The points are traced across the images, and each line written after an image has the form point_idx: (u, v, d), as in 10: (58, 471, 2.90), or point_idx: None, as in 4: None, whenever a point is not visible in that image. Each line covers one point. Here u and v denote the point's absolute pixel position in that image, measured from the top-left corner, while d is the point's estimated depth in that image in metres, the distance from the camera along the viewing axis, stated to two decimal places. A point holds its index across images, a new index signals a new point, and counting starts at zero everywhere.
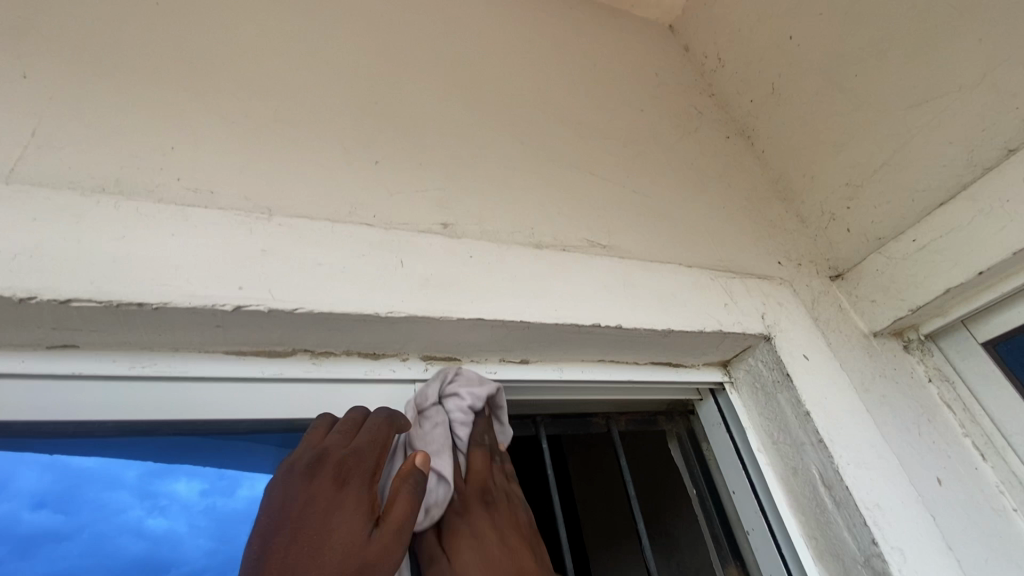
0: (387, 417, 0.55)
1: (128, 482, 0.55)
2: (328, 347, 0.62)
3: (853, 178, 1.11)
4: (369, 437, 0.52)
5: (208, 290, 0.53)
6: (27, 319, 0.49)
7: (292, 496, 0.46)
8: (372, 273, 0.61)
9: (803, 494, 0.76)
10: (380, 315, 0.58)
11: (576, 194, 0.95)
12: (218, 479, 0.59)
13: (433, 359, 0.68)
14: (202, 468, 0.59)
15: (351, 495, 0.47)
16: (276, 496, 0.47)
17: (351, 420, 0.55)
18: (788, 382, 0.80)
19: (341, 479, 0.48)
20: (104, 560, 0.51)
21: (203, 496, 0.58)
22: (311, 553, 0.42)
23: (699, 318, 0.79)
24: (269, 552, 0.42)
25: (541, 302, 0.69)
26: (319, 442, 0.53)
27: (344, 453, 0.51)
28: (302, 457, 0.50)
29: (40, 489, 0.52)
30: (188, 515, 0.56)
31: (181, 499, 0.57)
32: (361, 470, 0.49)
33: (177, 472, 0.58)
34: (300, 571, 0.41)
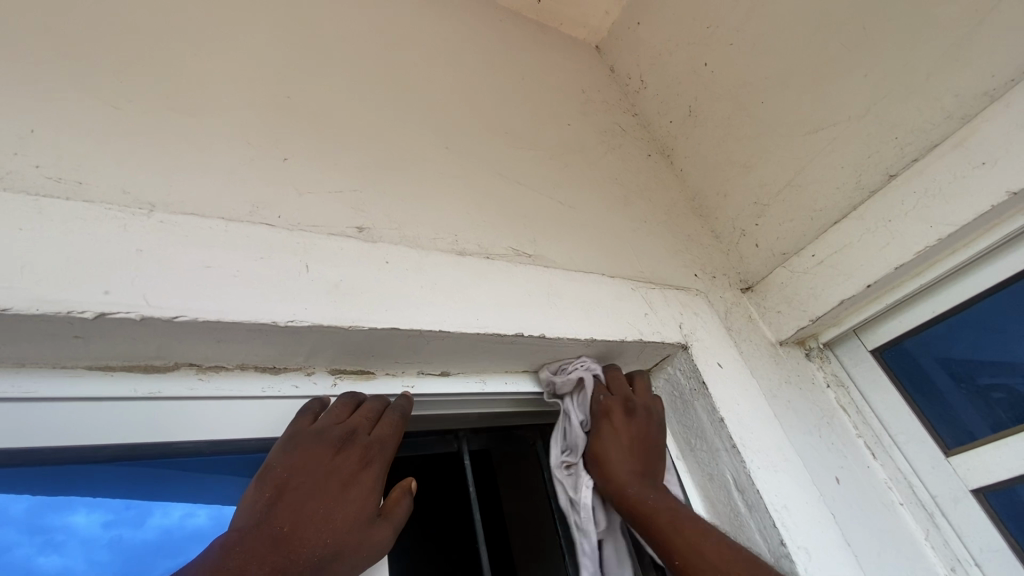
0: (402, 414, 0.61)
1: (11, 516, 0.46)
2: (218, 361, 0.55)
3: (760, 197, 1.19)
4: (391, 430, 0.59)
5: (64, 294, 0.45)
6: None
7: (318, 463, 0.52)
8: (271, 278, 0.55)
9: (718, 499, 0.77)
10: (278, 325, 0.53)
11: (501, 202, 0.93)
12: (125, 508, 0.51)
13: (343, 373, 0.63)
14: (106, 496, 0.51)
15: (370, 478, 0.55)
16: (306, 457, 0.52)
17: (372, 408, 0.59)
18: (703, 389, 0.82)
19: (365, 460, 0.55)
20: None
21: (107, 528, 0.49)
22: (323, 515, 0.50)
23: (620, 327, 0.80)
24: (287, 501, 0.49)
25: (461, 311, 0.66)
26: (345, 417, 0.57)
27: (368, 437, 0.57)
28: (329, 429, 0.55)
29: None
30: (90, 548, 0.48)
31: (80, 533, 0.48)
32: (380, 458, 0.57)
33: (74, 504, 0.49)
34: (310, 527, 0.48)
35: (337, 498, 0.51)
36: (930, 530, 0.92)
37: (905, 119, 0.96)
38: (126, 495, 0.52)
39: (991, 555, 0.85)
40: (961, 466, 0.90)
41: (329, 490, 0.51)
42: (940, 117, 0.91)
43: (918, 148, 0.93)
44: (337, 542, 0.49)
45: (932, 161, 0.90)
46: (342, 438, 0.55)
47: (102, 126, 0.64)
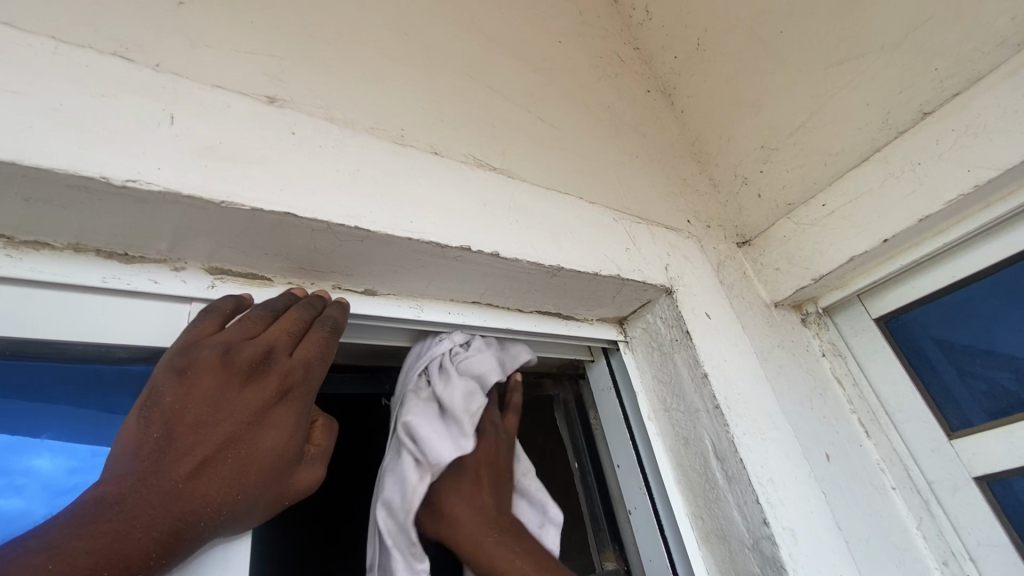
0: (333, 330, 0.46)
1: None
2: (36, 234, 0.40)
3: (769, 140, 1.04)
4: (320, 353, 0.44)
5: None
6: None
7: (222, 398, 0.37)
8: (114, 124, 0.40)
9: (691, 467, 0.66)
10: (111, 184, 0.38)
11: (469, 106, 0.78)
12: (91, 454, 0.41)
13: (226, 276, 0.48)
14: (67, 438, 0.41)
15: (293, 411, 0.41)
16: (202, 385, 0.37)
17: (295, 319, 0.44)
18: (687, 340, 0.69)
19: (285, 393, 0.41)
20: None
21: (71, 476, 0.40)
22: (237, 469, 0.36)
23: (595, 259, 0.66)
24: (177, 455, 0.35)
25: (390, 208, 0.51)
26: (258, 331, 0.42)
27: (289, 361, 0.42)
28: (237, 349, 0.39)
29: None
30: (53, 498, 0.38)
31: (44, 479, 0.38)
32: (309, 387, 0.43)
33: (35, 446, 0.39)
34: (220, 485, 0.35)
35: (248, 439, 0.38)
36: (923, 519, 0.82)
37: (949, 48, 0.82)
38: (89, 440, 0.41)
39: (988, 549, 0.76)
40: (964, 450, 0.80)
41: (234, 430, 0.37)
42: (992, 44, 0.77)
43: (961, 81, 0.80)
44: (246, 500, 0.37)
45: (978, 95, 0.76)
46: (255, 362, 0.40)
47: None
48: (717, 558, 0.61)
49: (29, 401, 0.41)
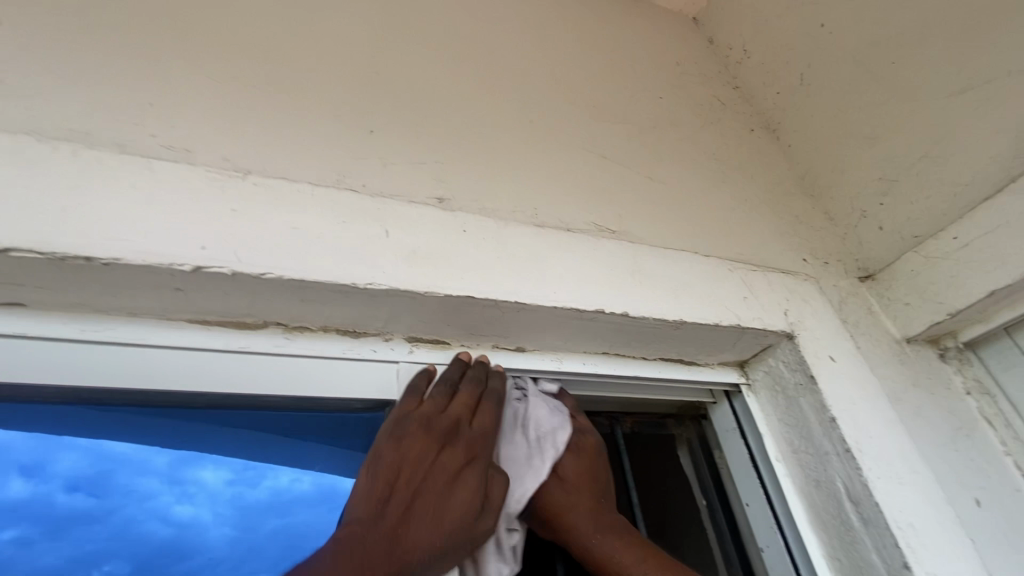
0: (499, 403, 0.58)
1: (157, 468, 0.51)
2: (303, 321, 0.57)
3: (887, 173, 1.03)
4: (492, 423, 0.56)
5: (166, 247, 0.48)
6: (7, 274, 0.45)
7: (424, 457, 0.51)
8: (353, 241, 0.56)
9: (824, 509, 0.68)
10: (358, 287, 0.53)
11: (585, 178, 0.89)
12: (244, 469, 0.54)
13: (419, 342, 0.62)
14: (231, 455, 0.54)
15: (475, 473, 0.52)
16: (412, 448, 0.51)
17: (472, 395, 0.57)
18: (812, 384, 0.72)
19: (468, 457, 0.53)
20: (131, 546, 0.47)
21: (230, 486, 0.53)
22: (433, 514, 0.48)
23: (715, 311, 0.73)
24: (396, 500, 0.48)
25: (540, 284, 0.63)
26: (447, 406, 0.55)
27: (470, 430, 0.55)
28: (434, 419, 0.53)
29: (74, 472, 0.48)
30: (215, 503, 0.51)
31: (209, 488, 0.52)
32: (484, 452, 0.54)
33: (203, 460, 0.53)
34: (422, 525, 0.47)
35: (442, 490, 0.50)
36: None
37: None
38: (242, 456, 0.55)
39: None
40: None
41: (433, 482, 0.50)
42: None
43: None
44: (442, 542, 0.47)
45: None
46: (445, 430, 0.53)
47: (206, 95, 0.67)
48: None
49: (207, 425, 0.54)
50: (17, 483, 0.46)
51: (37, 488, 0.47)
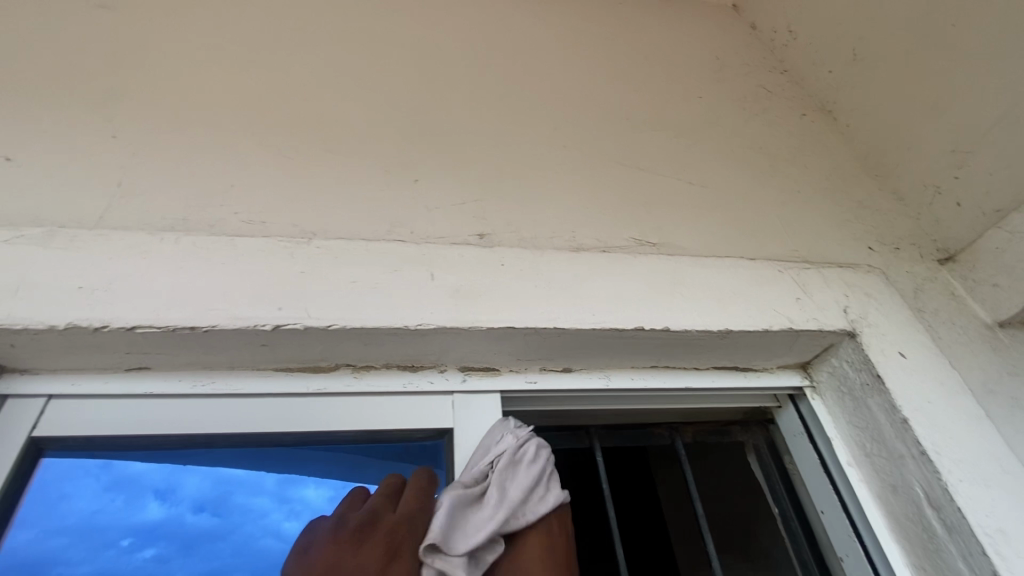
0: (423, 482, 0.57)
1: (267, 488, 0.61)
2: (368, 360, 0.64)
3: (960, 143, 0.95)
4: (413, 505, 0.54)
5: (251, 312, 0.57)
6: (136, 346, 0.56)
7: (342, 559, 0.48)
8: (402, 287, 0.62)
9: (904, 516, 0.65)
10: (409, 328, 0.60)
11: (622, 193, 0.90)
12: (342, 487, 0.62)
13: (471, 371, 0.68)
14: (328, 476, 0.63)
15: (402, 566, 0.49)
16: (326, 554, 0.49)
17: (389, 486, 0.57)
18: (879, 384, 0.69)
19: (391, 550, 0.50)
20: (250, 560, 0.56)
21: (330, 502, 0.61)
22: None
23: (764, 315, 0.71)
24: None
25: (578, 307, 0.66)
26: (363, 505, 0.55)
27: (392, 520, 0.53)
28: (347, 520, 0.52)
29: (200, 496, 0.59)
30: (316, 518, 0.60)
31: (312, 505, 0.60)
32: (410, 542, 0.51)
33: (306, 480, 0.62)
34: None
35: None
36: None
37: None
38: (339, 477, 0.63)
39: None
40: None
41: None
42: None
43: None
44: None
45: None
46: (361, 529, 0.51)
47: (273, 169, 0.78)
48: None
49: (309, 451, 0.63)
50: (153, 506, 0.57)
51: (173, 510, 0.57)
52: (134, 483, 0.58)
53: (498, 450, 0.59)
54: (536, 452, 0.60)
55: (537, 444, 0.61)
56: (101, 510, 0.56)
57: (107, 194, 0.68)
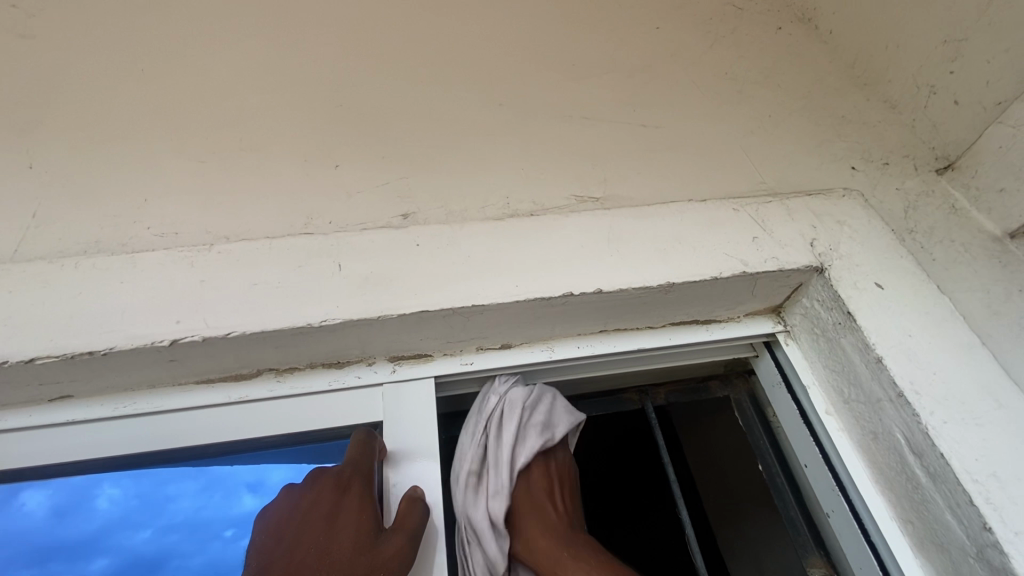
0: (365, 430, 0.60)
1: None
2: (288, 363, 0.62)
3: (953, 32, 0.82)
4: (355, 449, 0.58)
5: (149, 329, 0.56)
6: (45, 377, 0.56)
7: (299, 504, 0.54)
8: (306, 283, 0.59)
9: (887, 465, 0.58)
10: (312, 326, 0.57)
11: (566, 147, 0.83)
12: None
13: (401, 360, 0.65)
14: None
15: (356, 497, 0.54)
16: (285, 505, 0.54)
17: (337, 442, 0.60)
18: (851, 323, 0.61)
19: (342, 487, 0.54)
20: None
21: None
22: (321, 547, 0.49)
23: (714, 261, 0.64)
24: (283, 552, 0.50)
25: (499, 280, 0.61)
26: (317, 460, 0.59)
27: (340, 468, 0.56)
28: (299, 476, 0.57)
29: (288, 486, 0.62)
30: None
31: None
32: (360, 482, 0.55)
33: None
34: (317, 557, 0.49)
35: (327, 527, 0.51)
36: None
37: None
38: None
39: None
40: None
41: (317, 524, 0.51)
42: None
43: None
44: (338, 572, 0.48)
45: None
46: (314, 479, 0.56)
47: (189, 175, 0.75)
48: (938, 567, 0.53)
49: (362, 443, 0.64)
50: (248, 499, 0.60)
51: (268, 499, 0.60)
52: (225, 481, 0.61)
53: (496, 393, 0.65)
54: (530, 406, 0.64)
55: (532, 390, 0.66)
56: (203, 506, 0.60)
57: (23, 226, 0.68)
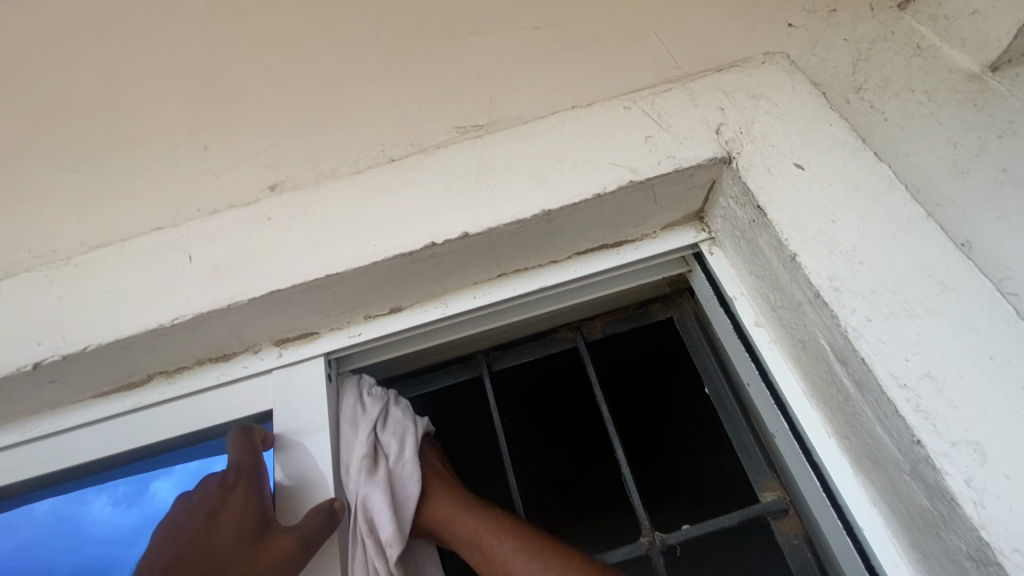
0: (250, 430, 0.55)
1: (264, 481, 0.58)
2: (173, 364, 0.61)
3: None
4: (240, 449, 0.53)
5: (15, 356, 0.55)
6: None
7: (181, 508, 0.50)
8: (159, 282, 0.56)
9: (818, 376, 0.50)
10: (166, 326, 0.55)
11: (446, 66, 0.71)
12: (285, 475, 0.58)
13: (288, 343, 0.62)
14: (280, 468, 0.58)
15: (242, 495, 0.50)
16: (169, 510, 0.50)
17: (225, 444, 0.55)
18: (763, 219, 0.51)
19: (227, 484, 0.50)
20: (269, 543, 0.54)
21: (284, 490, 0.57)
22: (199, 550, 0.46)
23: (597, 175, 0.55)
24: (161, 556, 0.46)
25: (356, 242, 0.55)
26: None
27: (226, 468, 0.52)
28: None
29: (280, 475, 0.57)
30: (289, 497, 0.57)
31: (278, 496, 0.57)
32: (245, 481, 0.51)
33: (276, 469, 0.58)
34: (195, 560, 0.46)
35: (204, 531, 0.47)
36: None
37: None
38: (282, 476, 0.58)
39: None
40: None
41: (195, 527, 0.48)
42: None
43: None
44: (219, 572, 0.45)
45: None
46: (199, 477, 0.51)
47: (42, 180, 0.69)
48: (878, 483, 0.46)
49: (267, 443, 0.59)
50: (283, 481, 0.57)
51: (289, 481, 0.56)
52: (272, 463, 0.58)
53: (366, 393, 0.61)
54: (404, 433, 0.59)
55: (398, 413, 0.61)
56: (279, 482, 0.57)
57: None
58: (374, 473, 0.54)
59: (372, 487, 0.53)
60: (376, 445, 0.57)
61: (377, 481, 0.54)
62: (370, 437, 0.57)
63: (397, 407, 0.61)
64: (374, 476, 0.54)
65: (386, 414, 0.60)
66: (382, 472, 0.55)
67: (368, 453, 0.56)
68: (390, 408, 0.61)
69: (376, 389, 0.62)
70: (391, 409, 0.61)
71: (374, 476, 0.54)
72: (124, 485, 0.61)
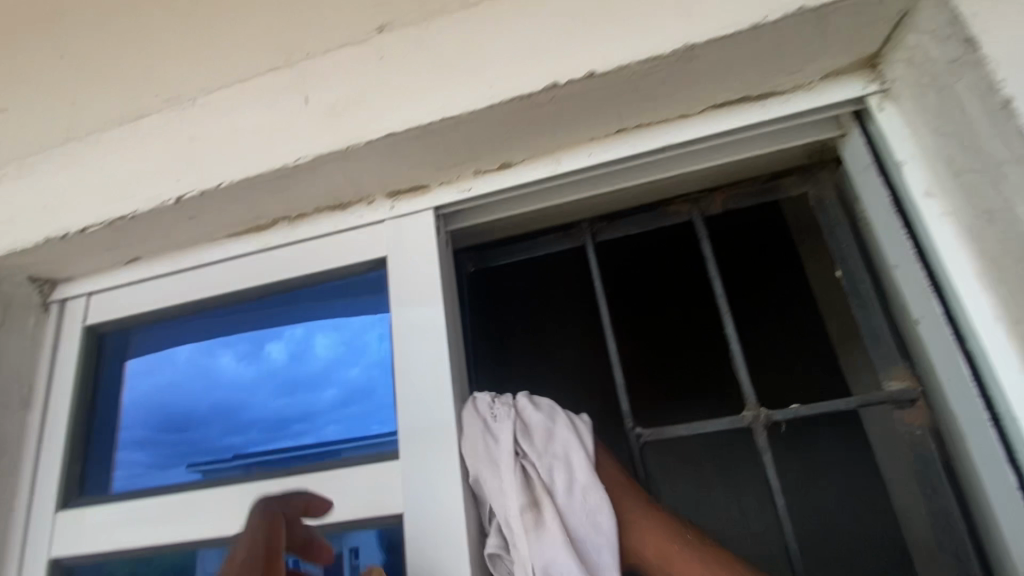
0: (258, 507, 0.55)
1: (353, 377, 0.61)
2: (295, 210, 0.63)
3: None
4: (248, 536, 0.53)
5: (160, 190, 0.59)
6: (105, 245, 0.64)
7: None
8: (281, 124, 0.57)
9: (1004, 253, 0.42)
10: (289, 167, 0.56)
11: None
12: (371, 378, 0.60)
13: (399, 196, 0.62)
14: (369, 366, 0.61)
15: None
16: None
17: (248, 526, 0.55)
18: (974, 55, 0.41)
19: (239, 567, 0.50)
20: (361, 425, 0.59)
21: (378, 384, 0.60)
22: None
23: (756, 4, 0.46)
24: None
25: (473, 85, 0.52)
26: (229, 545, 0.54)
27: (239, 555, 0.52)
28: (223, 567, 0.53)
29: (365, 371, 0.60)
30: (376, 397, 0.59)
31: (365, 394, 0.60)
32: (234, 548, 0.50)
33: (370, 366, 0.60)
34: None
35: None
36: None
37: None
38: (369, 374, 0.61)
39: None
40: None
41: None
42: None
43: None
44: None
45: None
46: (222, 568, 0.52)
47: (122, 8, 0.63)
48: None
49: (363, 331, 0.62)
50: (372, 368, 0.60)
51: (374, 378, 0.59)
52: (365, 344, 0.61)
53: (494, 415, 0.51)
54: (564, 455, 0.48)
55: (536, 422, 0.50)
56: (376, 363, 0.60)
57: None
58: (544, 520, 0.45)
59: (550, 536, 0.44)
60: (533, 488, 0.47)
61: (551, 530, 0.44)
62: (524, 481, 0.47)
63: (538, 427, 0.50)
64: (543, 527, 0.45)
65: (526, 438, 0.50)
66: (551, 514, 0.45)
67: (526, 503, 0.46)
68: (528, 428, 0.50)
69: (504, 409, 0.52)
70: (533, 430, 0.50)
71: (549, 527, 0.44)
72: (243, 343, 0.67)
